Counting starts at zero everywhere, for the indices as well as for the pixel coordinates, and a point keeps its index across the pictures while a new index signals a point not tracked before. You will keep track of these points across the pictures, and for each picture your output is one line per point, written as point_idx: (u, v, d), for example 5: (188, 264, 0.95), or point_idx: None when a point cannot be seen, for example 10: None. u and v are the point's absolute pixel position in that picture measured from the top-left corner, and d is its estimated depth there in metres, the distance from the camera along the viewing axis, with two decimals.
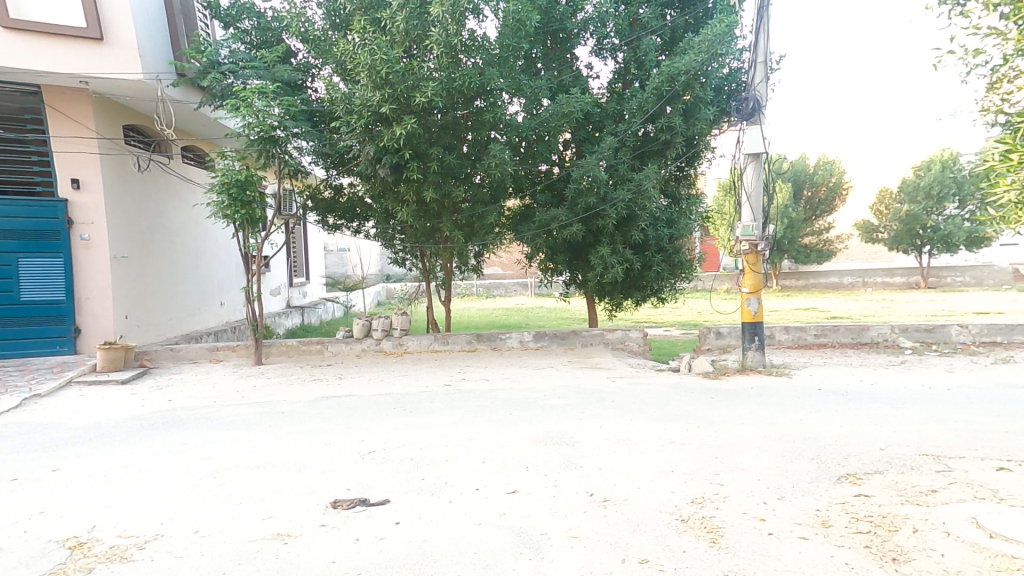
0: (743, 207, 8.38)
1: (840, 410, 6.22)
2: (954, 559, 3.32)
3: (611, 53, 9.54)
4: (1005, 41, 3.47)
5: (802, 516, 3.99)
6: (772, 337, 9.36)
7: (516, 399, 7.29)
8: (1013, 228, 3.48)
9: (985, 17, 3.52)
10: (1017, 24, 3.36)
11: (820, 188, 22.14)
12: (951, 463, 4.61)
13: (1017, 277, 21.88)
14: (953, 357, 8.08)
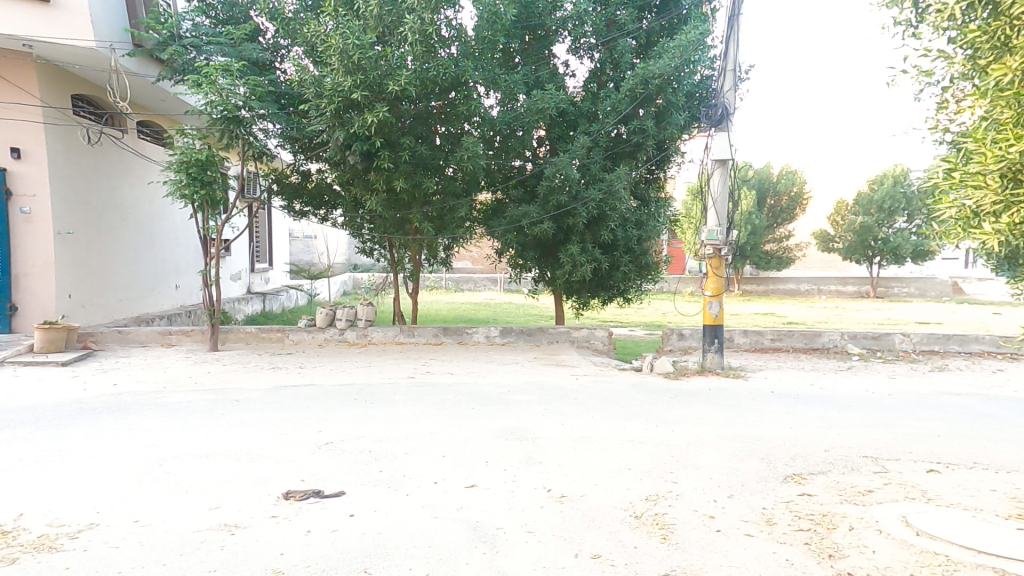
0: (709, 211, 8.56)
1: (789, 412, 6.45)
2: (884, 555, 3.49)
3: (587, 53, 9.57)
4: (953, 65, 3.66)
5: (749, 514, 4.13)
6: (731, 340, 9.62)
7: (479, 394, 7.30)
8: (950, 244, 3.69)
9: (934, 41, 3.68)
10: (966, 50, 3.55)
11: (782, 198, 22.84)
12: (887, 464, 4.84)
13: (957, 291, 23.25)
14: (895, 365, 8.47)
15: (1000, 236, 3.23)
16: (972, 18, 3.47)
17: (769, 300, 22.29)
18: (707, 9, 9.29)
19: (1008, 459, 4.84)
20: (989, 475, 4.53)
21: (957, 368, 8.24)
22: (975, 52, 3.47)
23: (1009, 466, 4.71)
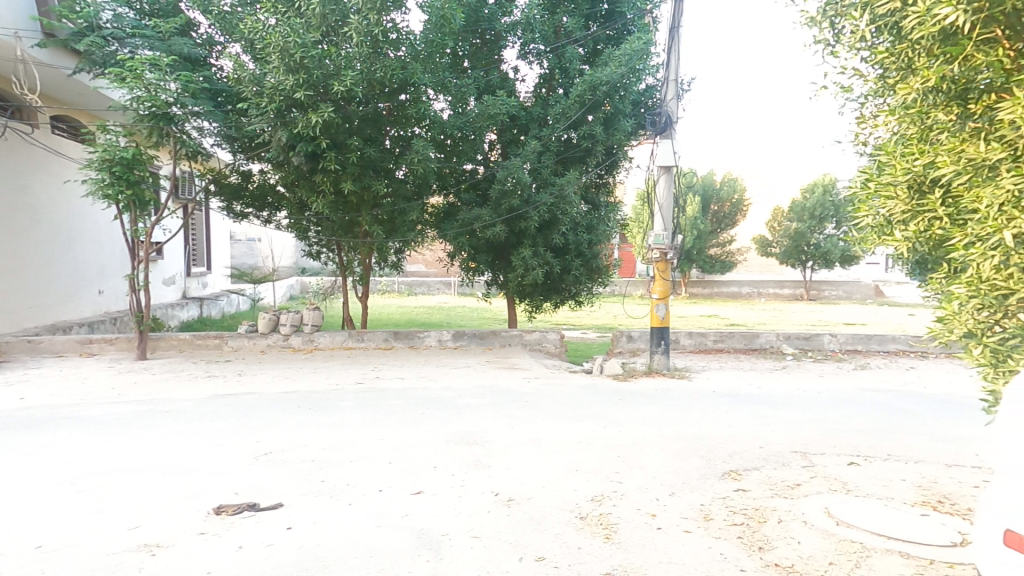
0: (655, 216, 8.81)
1: (729, 411, 6.70)
2: (808, 545, 3.67)
3: (536, 58, 9.66)
4: (867, 83, 3.91)
5: (688, 511, 4.25)
6: (677, 342, 9.91)
7: (430, 398, 7.20)
8: (868, 250, 3.92)
9: (849, 60, 3.91)
10: (877, 69, 3.80)
11: (725, 204, 23.81)
12: (814, 458, 5.11)
13: (879, 293, 24.66)
14: (825, 364, 8.96)
15: (909, 243, 3.47)
16: (882, 40, 3.71)
17: (712, 302, 23.12)
18: (649, 20, 9.57)
19: (917, 449, 5.22)
20: (901, 466, 4.86)
21: (875, 366, 8.84)
22: (883, 71, 3.75)
23: (917, 455, 5.08)
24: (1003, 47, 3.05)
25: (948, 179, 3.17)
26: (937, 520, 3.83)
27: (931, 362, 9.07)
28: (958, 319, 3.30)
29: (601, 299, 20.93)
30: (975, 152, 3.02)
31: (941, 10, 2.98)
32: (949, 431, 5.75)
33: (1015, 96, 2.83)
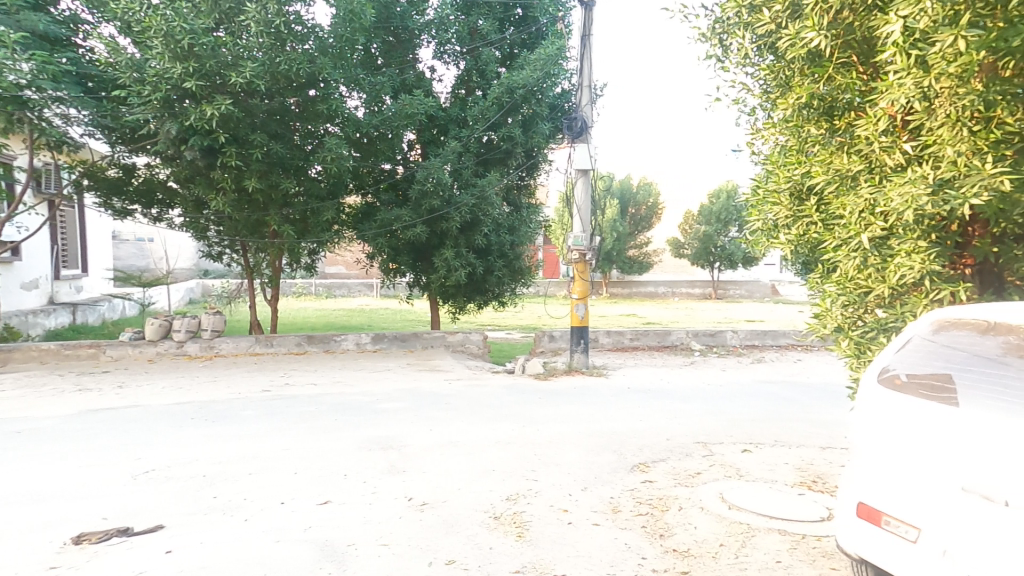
0: (574, 218, 8.98)
1: (642, 406, 6.94)
2: (704, 529, 3.83)
3: (453, 59, 9.58)
4: (753, 97, 4.15)
5: (598, 504, 4.31)
6: (596, 341, 10.18)
7: (344, 404, 6.90)
8: (759, 254, 4.15)
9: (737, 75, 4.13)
10: (762, 85, 4.05)
11: (641, 207, 24.90)
12: (713, 448, 5.38)
13: (775, 292, 26.78)
14: (728, 358, 9.56)
15: (791, 246, 3.73)
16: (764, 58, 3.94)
17: (630, 301, 24.04)
18: (562, 26, 9.79)
19: (803, 435, 5.65)
20: (787, 450, 5.23)
21: (770, 359, 9.56)
22: (767, 86, 4.01)
23: (801, 440, 5.50)
24: (858, 71, 3.42)
25: (820, 187, 3.43)
26: (811, 498, 4.16)
27: (815, 355, 9.97)
28: (829, 316, 3.57)
29: (524, 300, 21.15)
30: (840, 163, 3.28)
31: (806, 34, 3.29)
32: (829, 416, 6.30)
33: (869, 113, 3.14)
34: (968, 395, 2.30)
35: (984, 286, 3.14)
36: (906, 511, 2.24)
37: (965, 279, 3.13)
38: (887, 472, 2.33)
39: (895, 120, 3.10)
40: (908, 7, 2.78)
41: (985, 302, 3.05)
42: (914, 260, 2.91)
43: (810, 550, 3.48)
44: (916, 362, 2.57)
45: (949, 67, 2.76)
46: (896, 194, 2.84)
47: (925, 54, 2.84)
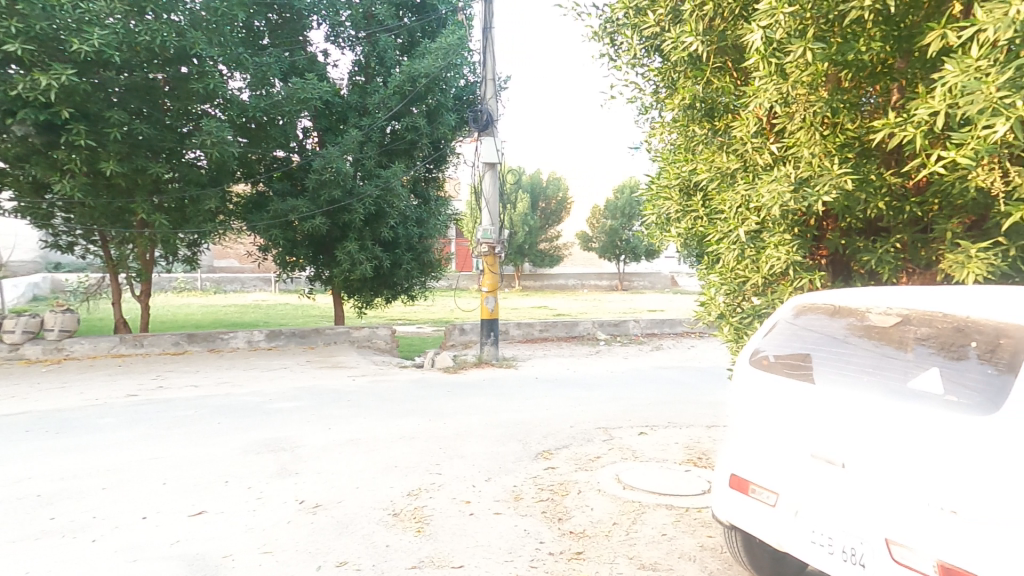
0: (483, 212, 8.96)
1: (548, 395, 7.12)
2: (599, 510, 3.98)
3: (348, 43, 9.23)
4: (644, 96, 4.36)
5: (500, 494, 4.34)
6: (507, 333, 10.29)
7: (234, 406, 6.43)
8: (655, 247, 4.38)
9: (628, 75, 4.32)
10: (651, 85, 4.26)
11: (551, 201, 25.58)
12: (613, 432, 5.62)
13: (674, 283, 28.68)
14: (629, 346, 10.08)
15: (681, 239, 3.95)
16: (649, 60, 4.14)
17: (541, 293, 24.60)
18: (463, 18, 9.74)
19: (693, 416, 6.07)
20: (678, 431, 5.59)
21: (666, 346, 10.22)
22: (656, 87, 4.22)
23: (689, 421, 5.91)
24: (731, 76, 3.69)
25: (705, 183, 3.66)
26: (695, 474, 4.48)
27: (705, 341, 10.80)
28: (714, 304, 3.86)
29: (435, 293, 20.94)
30: (720, 161, 3.50)
31: (685, 38, 3.51)
32: (714, 397, 6.84)
33: (742, 115, 3.35)
34: (824, 373, 2.35)
35: (835, 274, 3.49)
36: (768, 478, 2.33)
37: (819, 268, 3.46)
38: (757, 446, 2.40)
39: (764, 122, 3.36)
40: (766, 17, 3.00)
41: (836, 288, 3.41)
42: (780, 251, 3.17)
43: (691, 522, 3.74)
44: (783, 342, 2.59)
45: (801, 76, 3.06)
46: (766, 190, 3.07)
47: (783, 62, 3.10)
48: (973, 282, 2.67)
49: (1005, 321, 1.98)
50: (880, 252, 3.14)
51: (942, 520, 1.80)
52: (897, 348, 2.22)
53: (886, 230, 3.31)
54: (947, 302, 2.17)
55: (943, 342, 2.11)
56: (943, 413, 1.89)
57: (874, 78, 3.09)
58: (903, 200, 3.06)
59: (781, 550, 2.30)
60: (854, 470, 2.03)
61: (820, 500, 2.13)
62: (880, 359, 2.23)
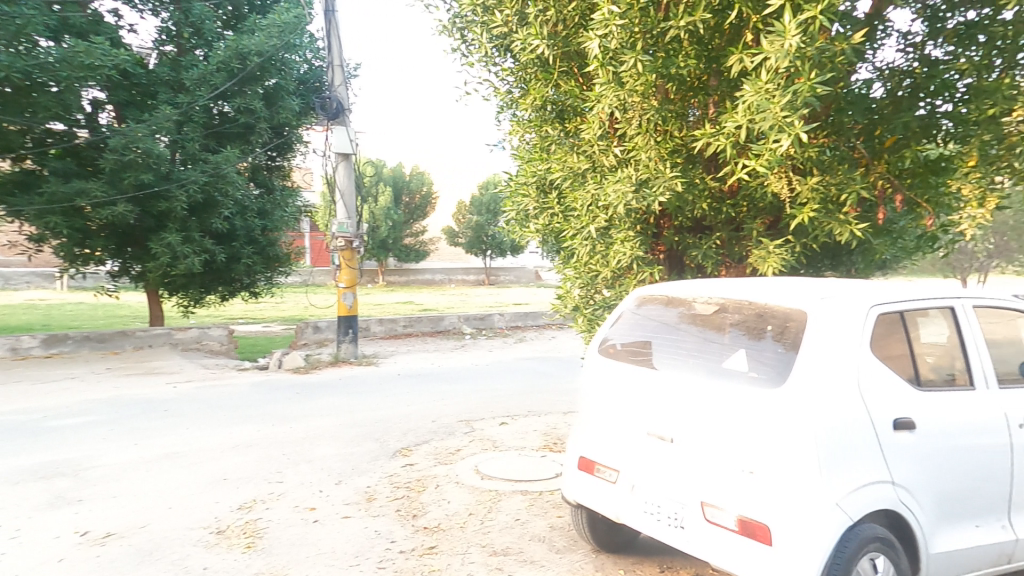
0: (338, 204, 8.45)
1: (409, 391, 6.95)
2: (456, 503, 3.95)
3: (151, 10, 8.12)
4: (499, 95, 4.38)
5: (351, 496, 4.10)
6: (367, 330, 9.89)
7: (11, 426, 5.28)
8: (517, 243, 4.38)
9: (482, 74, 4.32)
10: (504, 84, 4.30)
11: (415, 196, 25.20)
12: (475, 424, 5.66)
13: (539, 277, 29.96)
14: (494, 339, 10.28)
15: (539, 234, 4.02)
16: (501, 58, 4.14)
17: (407, 289, 24.08)
18: None
19: (550, 403, 6.35)
20: (537, 419, 5.80)
21: (528, 338, 10.61)
22: (509, 87, 4.27)
23: (547, 408, 6.17)
24: (576, 80, 3.86)
25: (558, 182, 3.76)
26: (552, 459, 4.65)
27: (565, 332, 11.43)
28: (569, 296, 4.00)
29: (285, 290, 19.40)
30: (572, 161, 3.63)
31: (532, 41, 3.61)
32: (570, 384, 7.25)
33: (590, 118, 3.53)
34: (661, 358, 2.53)
35: (671, 268, 3.80)
36: (610, 457, 2.47)
37: (657, 263, 3.73)
38: (602, 429, 2.53)
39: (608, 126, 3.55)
40: (601, 27, 3.20)
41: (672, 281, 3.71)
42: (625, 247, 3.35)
43: (543, 504, 3.89)
44: (629, 329, 2.74)
45: (634, 85, 3.29)
46: (612, 189, 3.23)
47: (619, 71, 3.28)
48: (771, 275, 3.13)
49: (790, 308, 2.28)
50: (705, 247, 3.50)
51: (743, 481, 2.04)
52: (716, 332, 2.45)
53: (708, 228, 3.66)
54: (751, 292, 2.48)
55: (749, 326, 2.37)
56: (745, 388, 2.14)
57: (694, 93, 3.44)
58: (720, 201, 3.44)
59: (620, 522, 2.45)
60: (680, 443, 2.23)
61: (650, 473, 2.31)
62: (703, 343, 2.44)
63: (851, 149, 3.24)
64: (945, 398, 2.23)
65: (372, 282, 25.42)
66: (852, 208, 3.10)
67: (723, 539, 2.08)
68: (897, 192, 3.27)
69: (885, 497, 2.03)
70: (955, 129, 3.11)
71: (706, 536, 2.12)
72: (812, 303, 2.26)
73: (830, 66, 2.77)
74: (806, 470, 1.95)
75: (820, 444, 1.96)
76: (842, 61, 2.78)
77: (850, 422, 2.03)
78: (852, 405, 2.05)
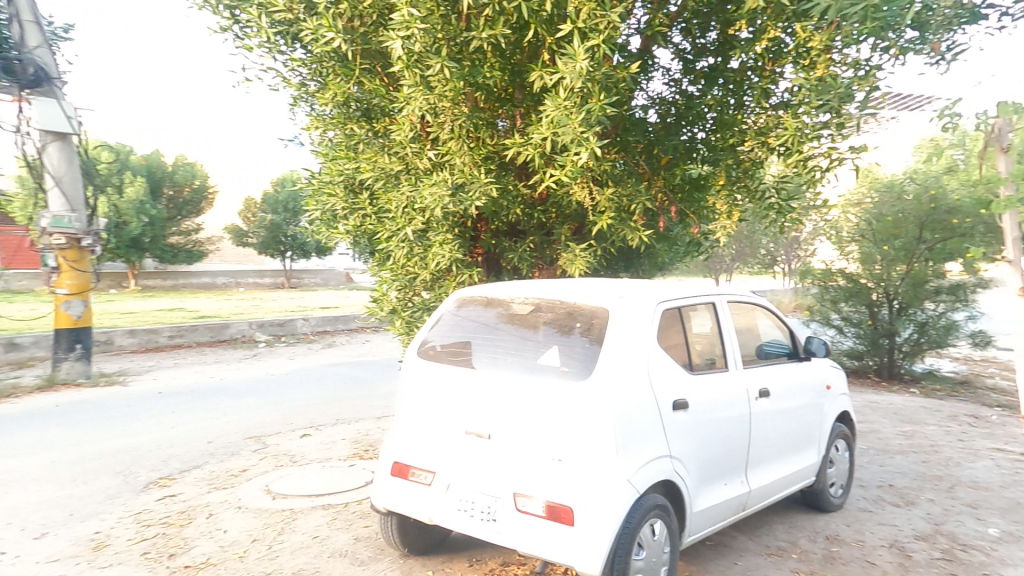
0: (51, 193, 6.64)
1: (179, 410, 5.91)
2: (233, 531, 3.35)
3: None
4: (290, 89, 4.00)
5: (67, 548, 3.16)
6: (110, 343, 8.26)
7: None
8: (324, 245, 4.07)
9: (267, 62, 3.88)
10: (298, 76, 3.93)
11: (182, 189, 21.64)
12: (267, 440, 5.06)
13: (349, 279, 28.59)
14: (296, 346, 9.48)
15: (350, 236, 3.78)
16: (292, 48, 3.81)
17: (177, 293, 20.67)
18: None
19: (357, 409, 6.05)
20: (345, 427, 5.47)
21: (338, 343, 10.00)
22: (304, 78, 3.90)
23: (358, 415, 5.86)
24: (380, 79, 3.69)
25: (369, 183, 3.59)
26: (361, 467, 4.37)
27: (380, 334, 11.08)
28: (386, 299, 3.84)
29: None
30: (383, 162, 3.48)
31: (325, 33, 3.31)
32: (385, 388, 7.02)
33: (399, 119, 3.42)
34: (480, 357, 2.52)
35: (490, 270, 3.90)
36: (424, 459, 2.41)
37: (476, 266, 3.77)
38: (416, 432, 2.46)
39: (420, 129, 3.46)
40: (403, 28, 3.07)
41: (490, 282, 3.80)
42: (444, 249, 3.36)
43: (348, 517, 3.54)
44: (450, 330, 2.70)
45: (444, 91, 3.26)
46: (428, 193, 3.20)
47: (426, 75, 3.22)
48: (579, 276, 3.43)
49: (594, 306, 2.47)
50: (520, 250, 3.68)
51: (553, 469, 2.14)
52: (531, 330, 2.51)
53: (519, 232, 3.85)
54: (561, 291, 2.63)
55: (560, 324, 2.48)
56: (557, 382, 2.25)
57: (502, 103, 3.54)
58: (532, 208, 3.64)
59: (431, 524, 2.39)
60: (494, 439, 2.26)
61: (466, 471, 2.30)
62: (520, 342, 2.48)
63: (636, 165, 3.61)
64: (710, 379, 2.63)
65: (119, 287, 20.90)
66: (641, 216, 3.49)
67: (532, 527, 2.13)
68: (673, 204, 3.70)
69: (661, 470, 2.26)
70: (707, 154, 3.67)
71: (516, 527, 2.15)
72: (612, 302, 2.49)
73: (614, 90, 3.08)
74: (605, 451, 2.11)
75: (619, 427, 2.15)
76: (624, 86, 3.11)
77: (638, 407, 2.24)
78: (641, 388, 2.28)
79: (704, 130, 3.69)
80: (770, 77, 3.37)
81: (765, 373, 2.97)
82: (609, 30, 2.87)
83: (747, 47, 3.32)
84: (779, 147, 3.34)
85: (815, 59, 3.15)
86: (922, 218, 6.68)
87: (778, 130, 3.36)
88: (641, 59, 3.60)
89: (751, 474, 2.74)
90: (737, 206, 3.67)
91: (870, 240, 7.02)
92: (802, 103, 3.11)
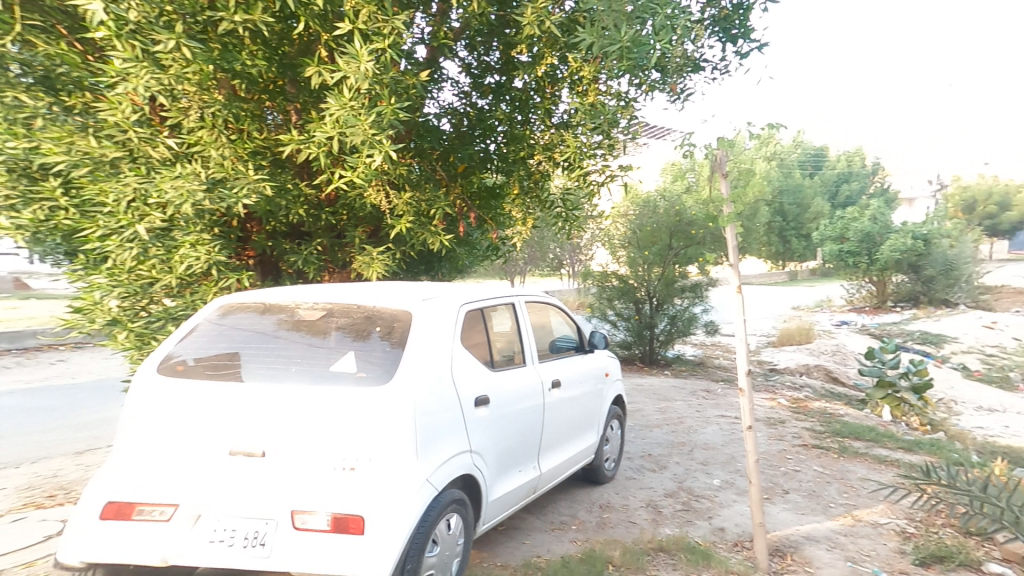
0: None
1: None
2: None
3: None
4: None
5: None
6: None
7: None
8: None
9: None
10: None
11: None
12: None
13: None
14: None
15: (23, 233, 2.95)
16: None
17: None
18: None
19: (41, 446, 4.64)
20: (11, 471, 4.07)
21: (11, 367, 7.68)
22: None
23: (37, 454, 4.47)
24: (77, 49, 3.09)
25: (65, 171, 2.89)
26: (37, 519, 3.27)
27: (84, 352, 8.90)
28: (100, 309, 3.07)
29: None
30: (88, 145, 2.85)
31: None
32: (87, 417, 5.57)
33: (110, 97, 2.87)
34: (250, 368, 2.28)
35: (265, 273, 3.72)
36: (157, 492, 2.04)
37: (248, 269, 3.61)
38: (157, 456, 2.10)
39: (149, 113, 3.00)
40: None
41: (266, 287, 3.62)
42: (199, 251, 2.97)
43: None
44: (202, 344, 2.42)
45: (183, 71, 2.88)
46: (169, 186, 2.78)
47: (150, 50, 2.76)
48: (376, 279, 3.36)
49: (396, 309, 2.46)
50: (306, 253, 3.54)
51: (341, 478, 2.02)
52: (319, 337, 2.38)
53: (307, 234, 3.77)
54: (361, 295, 2.58)
55: (356, 328, 2.42)
56: (352, 389, 2.16)
57: (269, 95, 3.45)
58: (318, 210, 3.55)
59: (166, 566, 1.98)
60: (268, 457, 2.04)
61: (226, 495, 2.01)
62: (307, 348, 2.34)
63: (433, 171, 3.74)
64: (509, 373, 2.84)
65: None
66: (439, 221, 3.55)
67: (313, 545, 1.95)
68: (471, 209, 3.90)
69: (462, 463, 2.34)
70: (501, 164, 3.92)
71: (291, 549, 1.95)
72: (415, 304, 2.51)
73: (405, 95, 3.11)
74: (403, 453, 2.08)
75: (418, 427, 2.13)
76: (411, 93, 3.11)
77: (441, 406, 2.28)
78: (446, 386, 2.35)
79: (497, 141, 3.88)
80: (551, 98, 3.72)
81: (557, 366, 3.29)
82: (394, 36, 2.88)
83: (528, 68, 3.62)
84: (562, 162, 3.74)
85: (585, 86, 3.50)
86: (670, 229, 8.07)
87: (560, 147, 3.71)
88: (429, 67, 3.62)
89: (542, 459, 3.01)
90: (531, 214, 4.06)
91: (634, 245, 8.27)
92: (580, 124, 3.51)
